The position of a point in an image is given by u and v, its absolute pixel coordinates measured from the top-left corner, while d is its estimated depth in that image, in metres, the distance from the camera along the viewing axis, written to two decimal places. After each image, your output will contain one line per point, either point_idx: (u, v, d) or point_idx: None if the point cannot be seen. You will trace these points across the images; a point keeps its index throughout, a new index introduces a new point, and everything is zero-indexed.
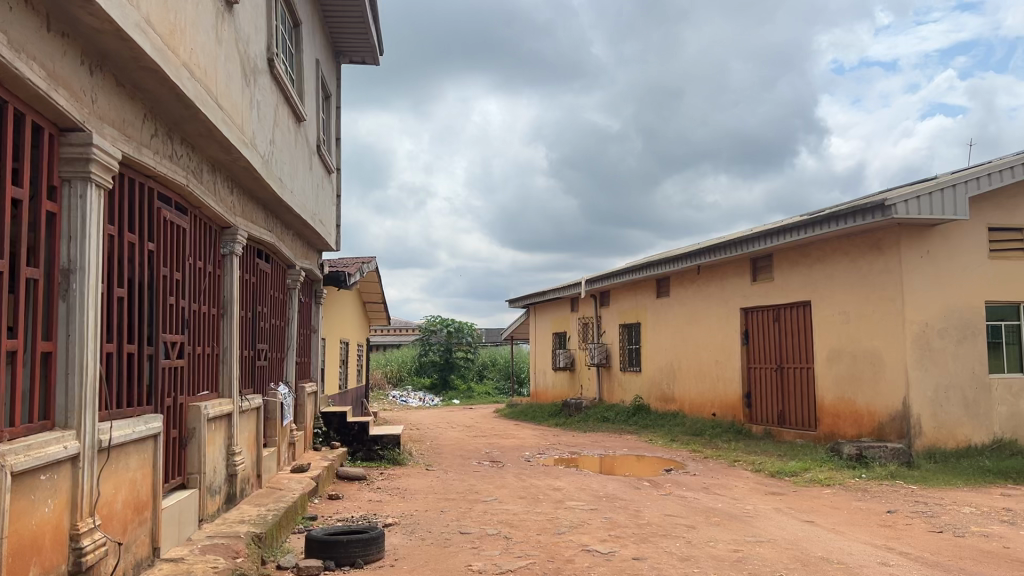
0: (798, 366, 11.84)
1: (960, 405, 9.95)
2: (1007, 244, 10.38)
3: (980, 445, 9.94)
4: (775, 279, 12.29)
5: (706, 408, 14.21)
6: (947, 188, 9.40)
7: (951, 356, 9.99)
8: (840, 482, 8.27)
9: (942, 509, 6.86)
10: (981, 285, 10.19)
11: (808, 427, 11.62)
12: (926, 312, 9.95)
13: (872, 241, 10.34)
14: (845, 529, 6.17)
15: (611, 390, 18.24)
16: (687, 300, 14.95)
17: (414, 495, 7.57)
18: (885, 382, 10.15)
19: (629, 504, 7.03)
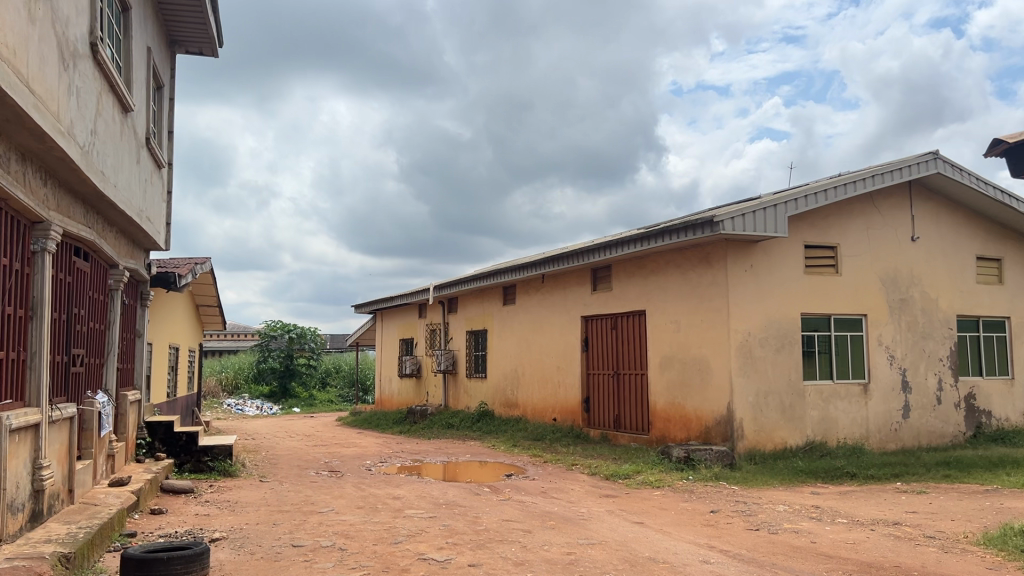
0: (633, 373, 12.31)
1: (778, 410, 10.68)
2: (820, 260, 11.26)
3: (794, 446, 10.70)
4: (613, 288, 12.74)
5: (547, 413, 14.50)
6: (769, 208, 10.07)
7: (770, 363, 10.70)
8: (669, 484, 8.65)
9: (760, 508, 7.31)
10: (797, 298, 10.98)
11: (640, 431, 12.10)
12: (750, 322, 10.60)
13: (702, 254, 10.92)
14: (672, 529, 6.45)
15: (457, 397, 18.29)
16: (531, 308, 15.22)
17: (246, 508, 7.25)
18: (711, 388, 10.72)
19: (467, 511, 7.04)
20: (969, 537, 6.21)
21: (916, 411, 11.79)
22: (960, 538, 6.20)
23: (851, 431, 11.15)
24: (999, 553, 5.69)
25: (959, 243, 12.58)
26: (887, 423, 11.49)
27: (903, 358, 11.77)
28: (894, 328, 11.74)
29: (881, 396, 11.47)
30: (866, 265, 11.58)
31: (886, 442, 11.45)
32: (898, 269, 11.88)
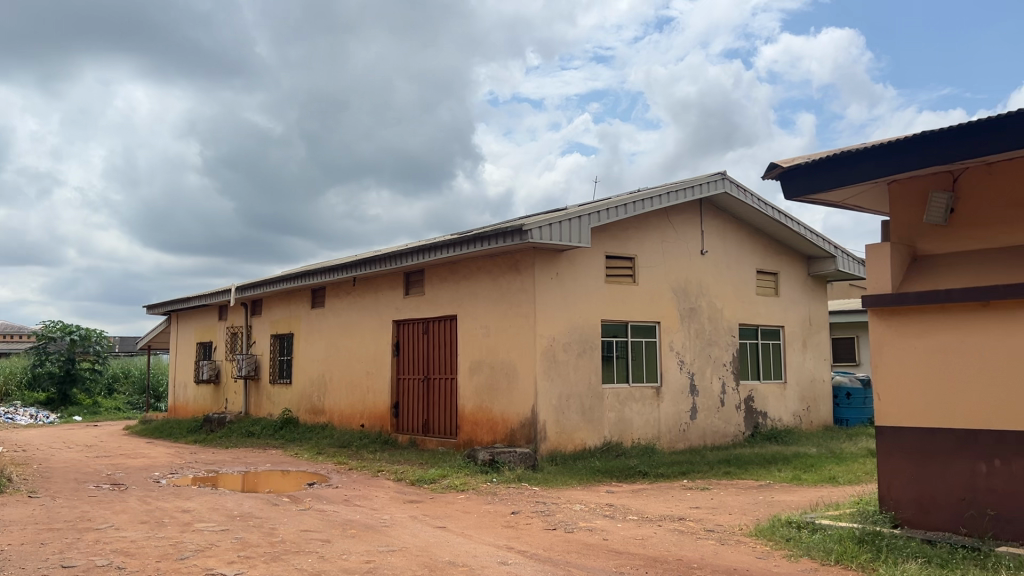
0: (442, 377, 12.37)
1: (578, 412, 11.10)
2: (620, 270, 11.84)
3: (593, 447, 11.16)
4: (424, 293, 12.74)
5: (354, 419, 14.25)
6: (574, 219, 10.45)
7: (572, 367, 11.10)
8: (473, 487, 8.75)
9: (558, 507, 7.56)
10: (599, 305, 11.49)
11: (448, 435, 12.16)
12: (554, 328, 10.94)
13: (511, 261, 11.14)
14: (472, 532, 6.52)
15: (259, 404, 17.57)
16: (341, 311, 14.90)
17: (8, 527, 6.56)
18: (517, 392, 10.95)
19: (263, 522, 6.75)
20: (743, 529, 6.74)
21: (703, 412, 12.67)
22: (735, 530, 6.71)
23: (644, 431, 11.80)
24: (768, 543, 6.22)
25: (742, 257, 13.67)
26: (677, 424, 12.27)
27: (691, 363, 12.62)
28: (684, 335, 12.56)
29: (672, 399, 12.23)
30: (661, 276, 12.32)
31: (676, 441, 12.21)
32: (690, 280, 12.73)
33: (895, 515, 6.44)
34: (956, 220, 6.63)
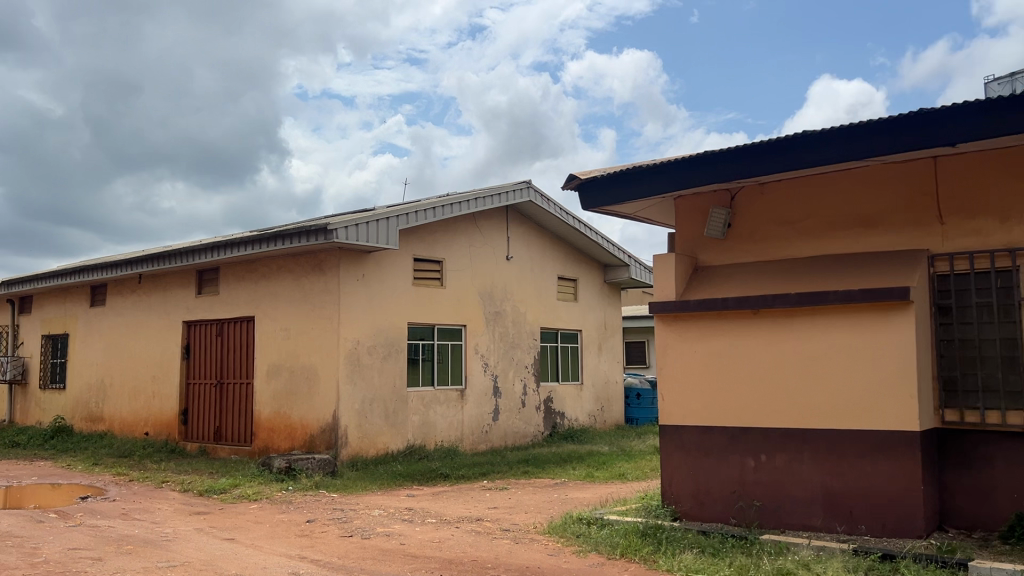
0: (237, 381, 11.80)
1: (381, 416, 10.99)
2: (426, 273, 11.83)
3: (394, 451, 11.09)
4: (220, 292, 12.11)
5: (138, 427, 13.29)
6: (381, 220, 10.33)
7: (376, 371, 10.96)
8: (267, 496, 8.39)
9: (355, 514, 7.43)
10: (404, 308, 11.42)
11: (242, 442, 11.62)
12: (358, 331, 10.75)
13: (314, 261, 10.82)
14: (263, 543, 6.25)
15: (27, 411, 15.96)
16: (125, 311, 13.84)
17: None
18: (317, 397, 10.65)
19: (24, 542, 6.12)
20: (537, 527, 6.93)
21: (504, 414, 12.94)
22: (530, 529, 6.89)
23: (447, 434, 11.89)
24: (560, 540, 6.44)
25: (544, 263, 14.11)
26: (479, 426, 12.45)
27: (495, 365, 12.85)
28: (488, 338, 12.77)
29: (475, 401, 12.41)
30: (466, 280, 12.45)
31: (478, 443, 12.40)
32: (494, 284, 12.95)
33: (675, 508, 6.88)
34: (733, 235, 7.20)
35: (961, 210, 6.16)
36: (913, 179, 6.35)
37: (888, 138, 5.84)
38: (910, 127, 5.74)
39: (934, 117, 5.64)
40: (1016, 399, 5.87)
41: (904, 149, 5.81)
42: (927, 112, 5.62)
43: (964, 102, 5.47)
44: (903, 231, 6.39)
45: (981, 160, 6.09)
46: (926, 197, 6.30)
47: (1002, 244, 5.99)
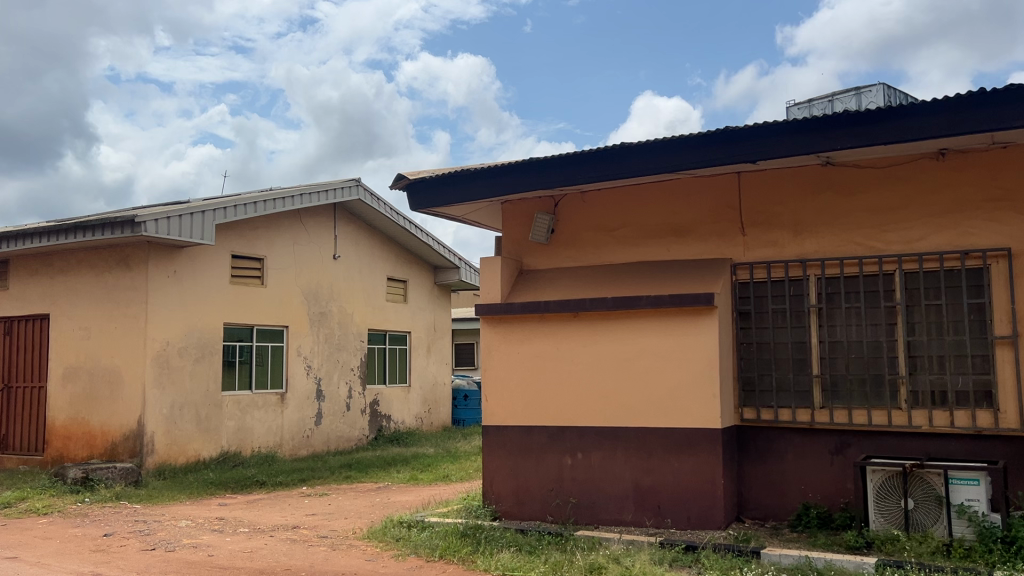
0: (28, 385, 10.78)
1: (193, 421, 10.42)
2: (245, 271, 11.33)
3: (207, 458, 10.55)
4: (10, 287, 11.02)
5: None
6: (196, 214, 9.79)
7: (188, 374, 10.37)
8: (58, 510, 7.70)
9: (160, 526, 6.97)
10: (221, 307, 10.88)
11: (33, 452, 10.64)
12: (169, 331, 10.14)
13: (120, 256, 10.07)
14: (51, 561, 5.73)
15: None
16: None
17: None
18: (120, 401, 9.93)
19: None
20: (356, 533, 6.79)
21: (327, 418, 12.64)
22: (348, 535, 6.74)
23: (265, 439, 11.47)
24: (378, 544, 6.34)
25: (373, 264, 13.89)
26: (300, 430, 12.09)
27: (318, 368, 12.51)
28: (312, 339, 12.41)
29: (296, 405, 12.04)
30: (290, 279, 12.04)
31: (297, 448, 12.04)
32: (319, 284, 12.61)
33: (494, 508, 6.95)
34: (557, 240, 7.39)
35: (760, 223, 6.65)
36: (720, 192, 6.78)
37: (699, 152, 6.20)
38: (718, 143, 6.12)
39: (738, 134, 6.04)
40: (804, 397, 6.41)
41: (713, 163, 6.18)
42: (732, 130, 6.02)
43: (764, 123, 5.90)
44: (710, 241, 6.80)
45: (778, 177, 6.60)
46: (731, 210, 6.75)
47: (795, 255, 6.51)
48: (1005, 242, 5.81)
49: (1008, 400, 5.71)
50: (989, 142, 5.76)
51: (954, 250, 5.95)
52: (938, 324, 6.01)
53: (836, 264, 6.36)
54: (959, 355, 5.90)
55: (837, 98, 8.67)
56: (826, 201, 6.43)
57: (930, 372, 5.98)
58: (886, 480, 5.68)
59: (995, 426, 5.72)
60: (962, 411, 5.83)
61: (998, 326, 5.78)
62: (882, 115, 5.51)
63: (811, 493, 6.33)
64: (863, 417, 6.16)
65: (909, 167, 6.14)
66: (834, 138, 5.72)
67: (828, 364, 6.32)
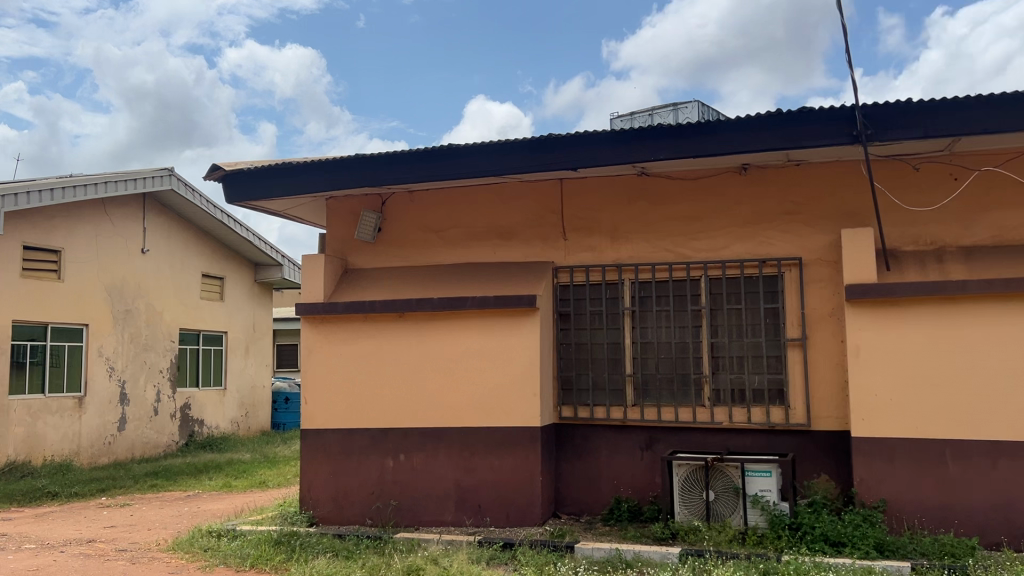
0: None
1: None
2: (39, 264, 10.40)
3: None
4: None
5: None
6: None
7: None
8: None
9: None
10: (9, 303, 9.91)
11: None
12: None
13: None
14: None
15: None
16: None
17: None
18: None
19: None
20: (159, 545, 6.38)
21: (132, 423, 11.84)
22: (150, 547, 6.32)
23: (59, 447, 10.57)
24: (184, 556, 5.98)
25: (187, 259, 13.16)
26: (100, 437, 11.24)
27: (123, 369, 11.69)
28: (116, 339, 11.58)
29: (96, 409, 11.18)
30: (92, 274, 11.17)
31: (97, 456, 11.18)
32: (126, 279, 11.79)
33: (312, 513, 6.75)
34: (382, 239, 7.29)
35: (581, 228, 6.87)
36: (544, 197, 6.95)
37: (523, 157, 6.32)
38: (543, 148, 6.25)
39: (561, 142, 6.21)
40: (617, 395, 6.67)
41: (537, 168, 6.33)
42: (555, 137, 6.18)
43: (586, 132, 6.09)
44: (533, 244, 6.95)
45: (597, 184, 6.86)
46: (554, 215, 6.93)
47: (612, 260, 6.78)
48: (797, 252, 6.33)
49: (797, 397, 6.21)
50: (784, 160, 6.26)
51: (753, 258, 6.41)
52: (738, 326, 6.44)
53: (648, 270, 6.67)
54: (756, 355, 6.35)
55: (657, 113, 9.13)
56: (641, 209, 6.75)
57: (731, 372, 6.40)
58: (690, 474, 6.03)
59: (785, 420, 6.20)
60: (757, 407, 6.29)
61: (789, 328, 6.27)
62: (693, 130, 5.84)
63: (623, 488, 6.61)
64: (671, 414, 6.50)
65: (716, 180, 6.56)
66: (650, 150, 6.00)
67: (641, 364, 6.62)
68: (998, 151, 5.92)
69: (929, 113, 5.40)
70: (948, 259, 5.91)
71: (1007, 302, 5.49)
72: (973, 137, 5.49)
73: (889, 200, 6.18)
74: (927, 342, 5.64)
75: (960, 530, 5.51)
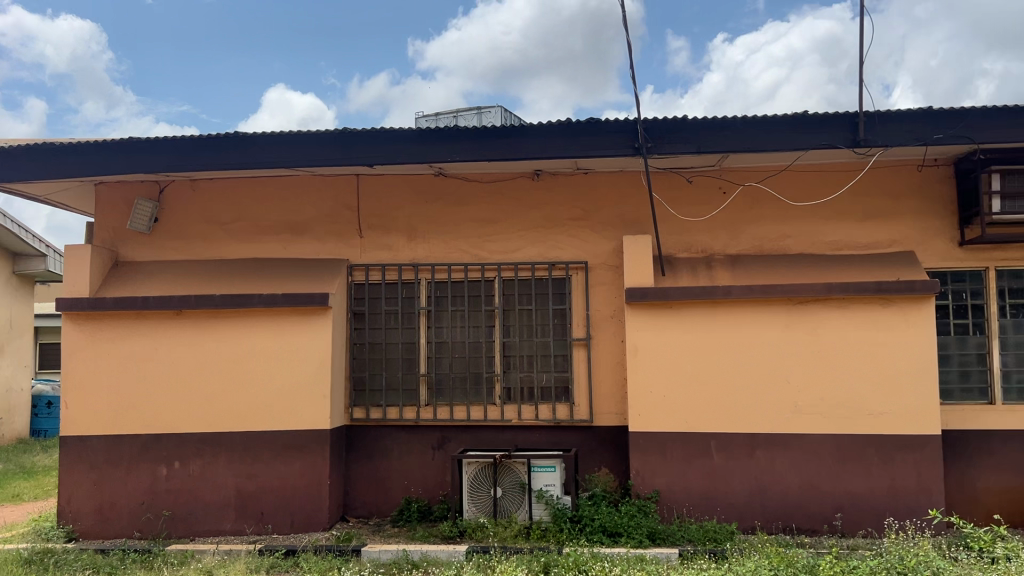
0: None
1: None
2: None
3: None
4: None
5: None
6: None
7: None
8: None
9: None
10: None
11: None
12: None
13: None
14: None
15: None
16: None
17: None
18: None
19: None
20: None
21: None
22: None
23: None
24: None
25: None
26: None
27: None
28: None
29: None
30: None
31: None
32: None
33: (71, 528, 6.17)
34: (160, 231, 6.81)
35: (376, 226, 6.78)
36: (337, 193, 6.80)
37: (316, 151, 6.13)
38: (337, 142, 6.09)
39: (356, 137, 6.08)
40: (411, 396, 6.64)
41: (330, 162, 6.15)
42: (350, 132, 6.03)
43: (381, 128, 6.00)
44: (326, 241, 6.77)
45: (394, 183, 6.80)
46: (347, 211, 6.79)
47: (407, 259, 6.74)
48: (584, 256, 6.59)
49: (582, 394, 6.47)
50: (574, 168, 6.51)
51: (543, 261, 6.61)
52: (529, 326, 6.61)
53: (443, 270, 6.70)
54: (544, 354, 6.55)
55: (460, 115, 9.22)
56: (437, 209, 6.76)
57: (521, 371, 6.55)
58: (479, 471, 6.10)
59: (570, 417, 6.44)
60: (545, 404, 6.49)
61: (575, 329, 6.52)
62: (488, 133, 5.92)
63: (413, 488, 6.59)
64: (463, 412, 6.56)
65: (510, 183, 6.70)
66: (447, 150, 6.01)
67: (434, 364, 6.62)
68: (759, 169, 6.49)
69: (703, 130, 5.81)
70: (717, 265, 6.39)
71: (765, 307, 6.01)
72: (740, 155, 5.96)
73: (667, 211, 6.60)
74: (697, 343, 6.06)
75: (722, 516, 5.97)
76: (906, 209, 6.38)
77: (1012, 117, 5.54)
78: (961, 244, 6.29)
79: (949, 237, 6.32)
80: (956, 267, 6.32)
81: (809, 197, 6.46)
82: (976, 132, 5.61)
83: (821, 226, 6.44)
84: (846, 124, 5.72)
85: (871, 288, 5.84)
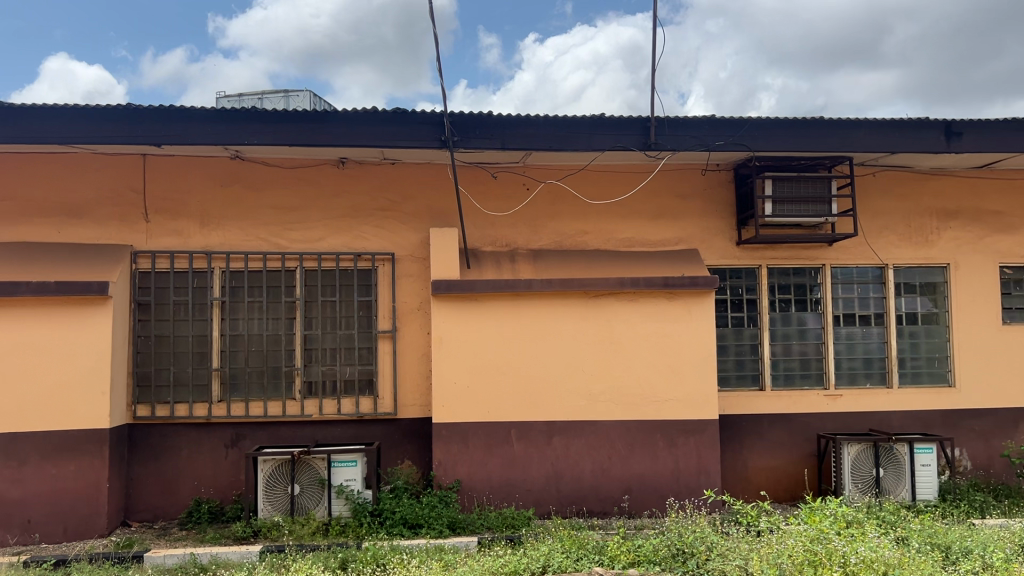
0: None
1: None
2: None
3: None
4: None
5: None
6: None
7: None
8: None
9: None
10: None
11: None
12: None
13: None
14: None
15: None
16: None
17: None
18: None
19: None
20: None
21: None
22: None
23: None
24: None
25: None
26: None
27: None
28: None
29: None
30: None
31: None
32: None
33: None
34: None
35: (167, 211, 6.36)
36: (122, 174, 6.32)
37: (96, 127, 5.65)
38: (121, 118, 5.64)
39: (143, 115, 5.65)
40: (202, 391, 6.28)
41: (112, 140, 5.68)
42: (135, 108, 5.61)
43: (172, 106, 5.62)
44: (108, 225, 6.27)
45: (187, 165, 6.42)
46: (133, 194, 6.33)
47: (200, 246, 6.37)
48: (389, 248, 6.53)
49: (386, 387, 6.42)
50: (380, 158, 6.44)
51: (348, 251, 6.49)
52: (332, 318, 6.46)
53: (240, 259, 6.40)
54: (348, 347, 6.43)
55: (265, 96, 8.84)
56: (235, 195, 6.45)
57: (323, 364, 6.39)
58: (275, 469, 5.87)
59: (373, 410, 6.36)
60: (348, 398, 6.37)
61: (380, 321, 6.45)
62: (290, 117, 5.71)
63: (204, 488, 6.26)
64: (259, 408, 6.30)
65: (314, 171, 6.52)
66: (245, 133, 5.73)
67: (228, 357, 6.31)
68: (559, 167, 6.73)
69: (507, 126, 5.92)
70: (519, 259, 6.54)
71: (564, 300, 6.23)
72: (542, 152, 6.13)
73: (472, 204, 6.67)
74: (498, 335, 6.18)
75: (520, 503, 6.12)
76: (692, 209, 6.84)
77: (781, 128, 6.08)
78: (738, 243, 6.84)
79: (728, 236, 6.85)
80: (734, 264, 6.86)
81: (605, 196, 6.77)
82: (752, 140, 6.10)
83: (617, 223, 6.77)
84: (638, 128, 6.04)
85: (659, 283, 6.21)
